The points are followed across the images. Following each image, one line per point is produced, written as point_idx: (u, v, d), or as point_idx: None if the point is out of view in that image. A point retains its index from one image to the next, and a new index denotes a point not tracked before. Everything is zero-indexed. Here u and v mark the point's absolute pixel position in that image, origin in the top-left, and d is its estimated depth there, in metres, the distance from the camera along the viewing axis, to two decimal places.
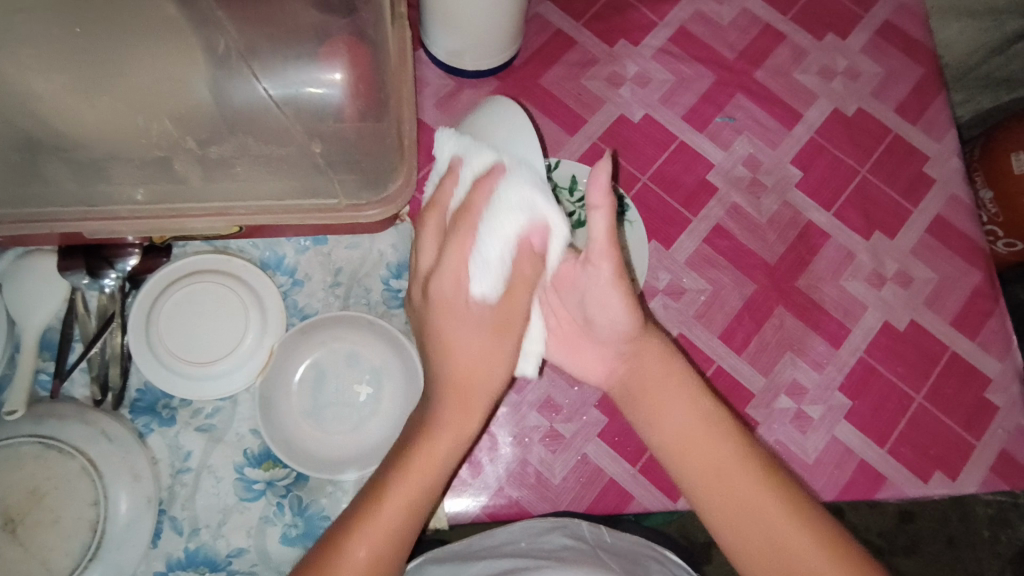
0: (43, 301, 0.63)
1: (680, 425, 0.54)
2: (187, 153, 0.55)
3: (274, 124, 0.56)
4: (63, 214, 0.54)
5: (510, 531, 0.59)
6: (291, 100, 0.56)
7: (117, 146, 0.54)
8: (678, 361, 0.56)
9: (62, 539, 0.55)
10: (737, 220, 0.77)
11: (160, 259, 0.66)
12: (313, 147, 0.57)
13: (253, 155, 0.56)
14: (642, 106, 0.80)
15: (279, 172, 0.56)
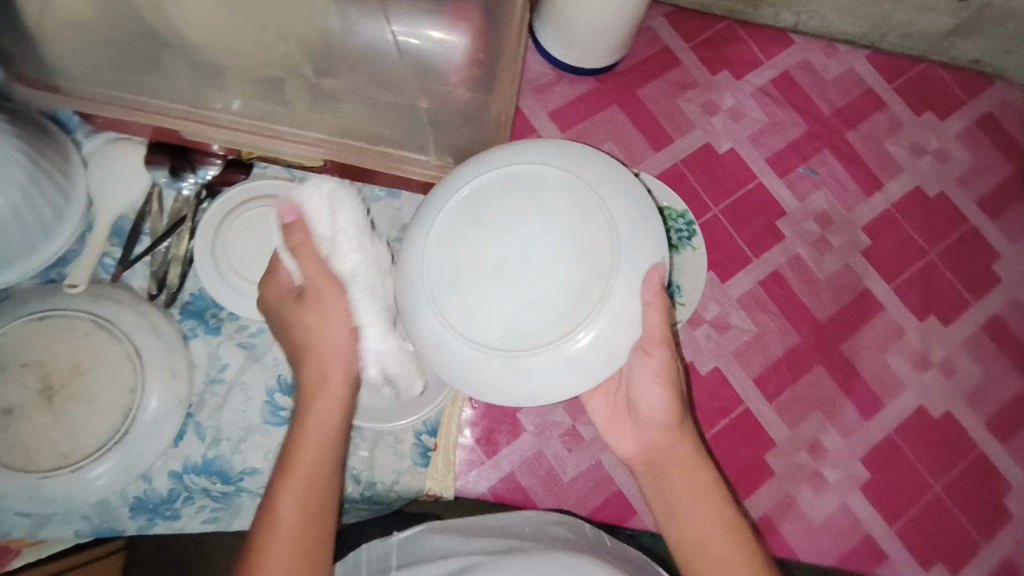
0: (122, 189, 0.65)
1: (704, 532, 0.52)
2: (302, 80, 0.56)
3: (389, 71, 0.57)
4: (166, 108, 0.55)
5: (516, 517, 0.60)
6: (413, 52, 0.57)
7: (236, 58, 0.54)
8: (692, 434, 0.57)
9: (93, 418, 0.57)
10: (797, 271, 0.77)
11: (239, 175, 0.67)
12: (420, 103, 0.58)
13: (363, 96, 0.57)
14: (730, 138, 0.80)
15: (381, 117, 0.57)
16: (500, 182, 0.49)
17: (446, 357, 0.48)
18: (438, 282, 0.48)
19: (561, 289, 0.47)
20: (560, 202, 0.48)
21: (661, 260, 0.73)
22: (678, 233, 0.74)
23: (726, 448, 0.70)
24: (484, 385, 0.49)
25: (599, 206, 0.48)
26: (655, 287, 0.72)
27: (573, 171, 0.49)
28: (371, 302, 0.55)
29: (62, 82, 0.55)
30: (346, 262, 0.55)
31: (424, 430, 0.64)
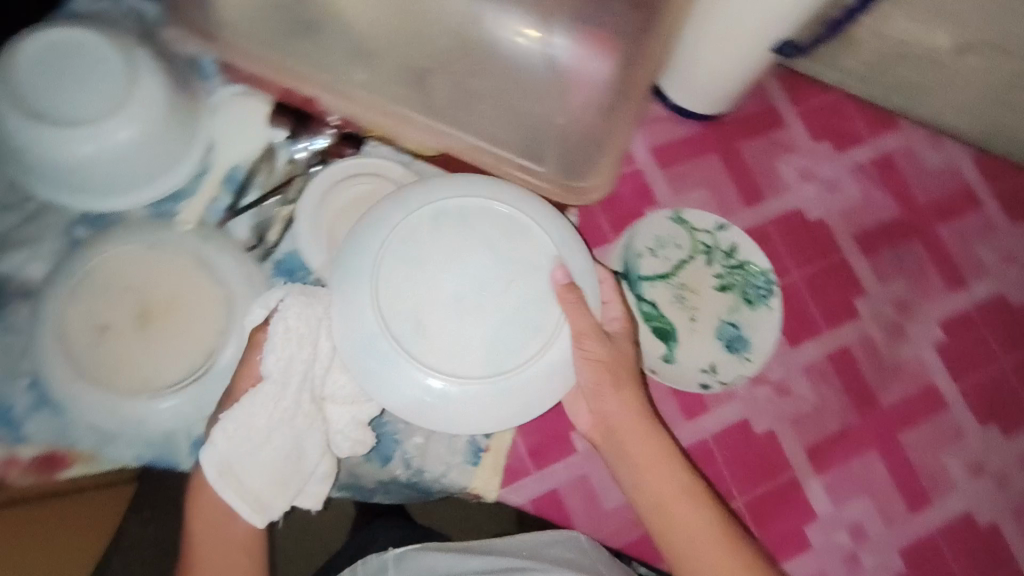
0: (244, 141, 0.67)
1: (665, 495, 0.57)
2: (451, 76, 0.59)
3: (535, 84, 0.60)
4: (302, 74, 0.57)
5: (509, 543, 0.62)
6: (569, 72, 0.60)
7: (394, 44, 0.59)
8: (645, 410, 0.59)
9: (179, 352, 0.59)
10: (866, 351, 0.76)
11: (351, 147, 0.68)
12: (556, 119, 0.59)
13: (505, 101, 0.59)
14: (822, 208, 0.80)
15: (518, 124, 0.59)
16: (426, 222, 0.52)
17: (410, 408, 0.52)
18: (402, 331, 0.50)
19: (518, 320, 0.51)
20: (511, 238, 0.52)
21: (735, 312, 0.74)
22: (757, 290, 0.74)
23: (768, 512, 0.70)
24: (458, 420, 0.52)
25: (534, 226, 0.53)
26: (724, 338, 0.73)
27: (498, 200, 0.53)
28: (249, 431, 0.53)
29: (221, 33, 0.56)
30: (271, 361, 0.53)
31: (479, 430, 0.64)
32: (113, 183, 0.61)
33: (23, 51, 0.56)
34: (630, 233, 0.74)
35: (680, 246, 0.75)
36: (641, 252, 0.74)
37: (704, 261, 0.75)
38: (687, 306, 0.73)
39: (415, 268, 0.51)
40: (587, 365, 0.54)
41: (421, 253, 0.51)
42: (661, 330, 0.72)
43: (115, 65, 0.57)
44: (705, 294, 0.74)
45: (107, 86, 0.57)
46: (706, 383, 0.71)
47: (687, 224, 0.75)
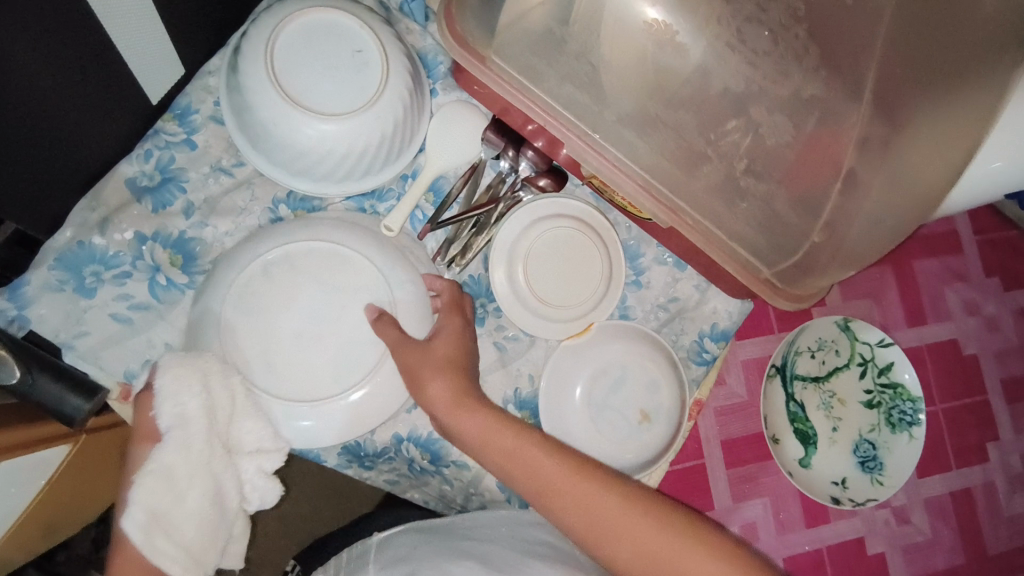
0: (454, 151, 0.65)
1: (602, 521, 0.47)
2: (711, 159, 0.55)
3: (805, 186, 0.54)
4: (558, 115, 0.55)
5: (492, 517, 0.61)
6: (849, 193, 0.52)
7: (671, 117, 0.56)
8: (520, 430, 0.51)
9: None
10: (987, 497, 0.77)
11: (555, 182, 0.68)
12: (812, 233, 0.54)
13: (756, 198, 0.55)
14: (978, 344, 0.79)
15: (758, 225, 0.55)
16: (274, 261, 0.57)
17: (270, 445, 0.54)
18: (261, 366, 0.56)
19: (354, 348, 0.57)
20: (359, 277, 0.58)
21: (875, 432, 0.73)
22: (902, 414, 0.72)
23: None
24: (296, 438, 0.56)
25: (387, 268, 0.59)
26: (860, 454, 0.72)
27: (341, 243, 0.58)
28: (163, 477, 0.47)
29: (486, 52, 0.54)
30: (163, 420, 0.48)
31: None
32: (332, 171, 0.59)
33: (286, 27, 0.55)
34: (797, 331, 0.73)
35: (836, 353, 0.74)
36: (800, 351, 0.74)
37: (856, 373, 0.74)
38: (831, 414, 0.74)
39: (262, 321, 0.56)
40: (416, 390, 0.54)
41: (273, 304, 0.57)
42: (802, 433, 0.72)
43: (371, 58, 0.57)
44: (850, 406, 0.74)
45: (360, 78, 0.56)
46: (836, 496, 0.71)
47: (851, 332, 0.74)
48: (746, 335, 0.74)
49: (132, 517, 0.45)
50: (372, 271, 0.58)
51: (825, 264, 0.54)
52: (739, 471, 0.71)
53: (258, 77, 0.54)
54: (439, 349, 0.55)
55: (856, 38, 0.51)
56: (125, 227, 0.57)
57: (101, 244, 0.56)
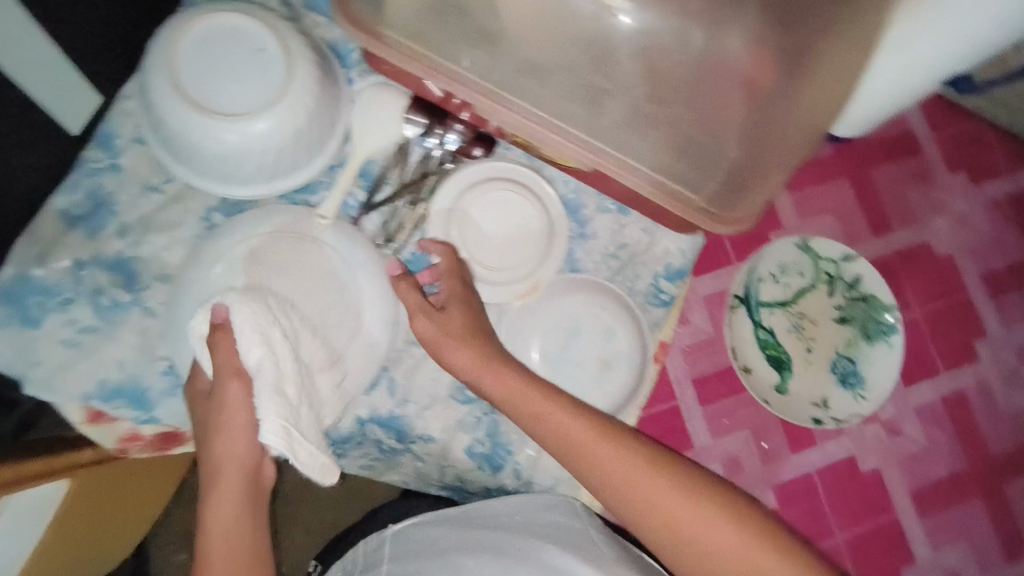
0: (377, 133, 0.65)
1: (572, 436, 0.51)
2: (618, 95, 0.56)
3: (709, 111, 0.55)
4: (463, 78, 0.53)
5: (507, 502, 0.60)
6: (757, 103, 0.53)
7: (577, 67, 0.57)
8: (582, 416, 0.52)
9: None
10: (982, 397, 0.74)
11: (483, 149, 0.67)
12: (727, 152, 0.54)
13: (667, 125, 0.55)
14: (949, 244, 0.77)
15: (674, 150, 0.55)
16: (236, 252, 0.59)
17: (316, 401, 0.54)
18: None
19: None
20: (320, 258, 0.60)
21: (853, 347, 0.72)
22: (878, 326, 0.72)
23: (865, 551, 0.69)
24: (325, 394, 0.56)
25: (347, 247, 0.61)
26: (839, 373, 0.71)
27: (305, 231, 0.61)
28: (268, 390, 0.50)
29: (377, 27, 0.53)
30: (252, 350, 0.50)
31: None
32: (258, 172, 0.60)
33: (182, 39, 0.56)
34: (756, 258, 0.72)
35: (801, 274, 0.73)
36: (763, 278, 0.72)
37: (825, 292, 0.73)
38: (804, 336, 0.72)
39: None
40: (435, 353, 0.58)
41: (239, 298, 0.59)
42: (777, 359, 0.71)
43: (273, 58, 0.57)
44: (823, 325, 0.72)
45: (265, 75, 0.57)
46: (819, 418, 0.69)
47: (813, 251, 0.73)
48: (704, 272, 0.74)
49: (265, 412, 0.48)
50: (332, 258, 0.61)
51: (754, 178, 0.52)
52: (714, 407, 0.70)
53: (163, 92, 0.55)
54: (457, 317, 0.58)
55: None
56: (63, 256, 0.58)
57: (41, 275, 0.58)
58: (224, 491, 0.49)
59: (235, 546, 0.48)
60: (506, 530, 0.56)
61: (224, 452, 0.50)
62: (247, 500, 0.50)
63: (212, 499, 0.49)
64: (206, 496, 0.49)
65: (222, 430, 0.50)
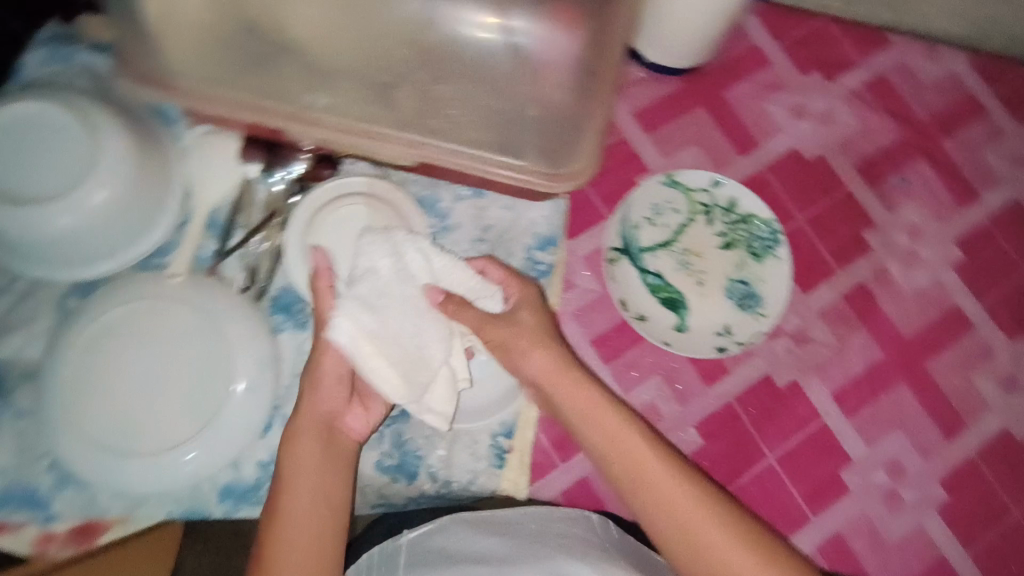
0: (217, 181, 0.65)
1: (557, 381, 0.57)
2: (411, 84, 0.55)
3: (499, 80, 0.56)
4: (270, 108, 0.53)
5: (524, 512, 0.61)
6: (534, 57, 0.57)
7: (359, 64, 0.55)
8: (597, 395, 0.56)
9: (175, 415, 0.58)
10: (882, 285, 0.74)
11: (326, 171, 0.67)
12: (527, 111, 0.56)
13: (470, 103, 0.55)
14: (819, 144, 0.77)
15: (483, 124, 0.55)
16: (93, 332, 0.58)
17: (416, 357, 0.56)
18: (111, 438, 0.57)
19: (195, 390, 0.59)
20: (183, 318, 0.60)
21: (743, 269, 0.72)
22: (762, 242, 0.72)
23: (801, 463, 0.69)
24: (433, 343, 0.57)
25: (206, 298, 0.61)
26: (735, 297, 0.71)
27: (156, 295, 0.59)
28: (393, 335, 0.55)
29: (179, 83, 0.53)
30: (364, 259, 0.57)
31: (501, 432, 0.66)
32: (99, 247, 0.60)
33: None
34: (626, 205, 0.71)
35: (677, 211, 0.72)
36: (638, 223, 0.72)
37: (705, 221, 0.73)
38: (693, 270, 0.71)
39: (97, 396, 0.57)
40: (517, 368, 0.59)
41: (103, 378, 0.58)
42: (670, 299, 0.70)
43: (71, 129, 0.56)
44: (709, 255, 0.72)
45: (70, 151, 0.56)
46: (723, 346, 0.69)
47: (681, 185, 0.73)
48: (580, 233, 0.71)
49: (339, 326, 0.53)
50: (193, 312, 0.60)
51: (570, 127, 0.55)
52: (619, 362, 0.70)
53: None
54: (529, 321, 0.59)
55: None
56: None
57: None
58: (302, 446, 0.55)
59: (301, 504, 0.53)
60: (522, 540, 0.57)
61: (309, 408, 0.56)
62: (327, 447, 0.56)
63: (295, 442, 0.55)
64: (284, 454, 0.55)
65: (316, 386, 0.56)
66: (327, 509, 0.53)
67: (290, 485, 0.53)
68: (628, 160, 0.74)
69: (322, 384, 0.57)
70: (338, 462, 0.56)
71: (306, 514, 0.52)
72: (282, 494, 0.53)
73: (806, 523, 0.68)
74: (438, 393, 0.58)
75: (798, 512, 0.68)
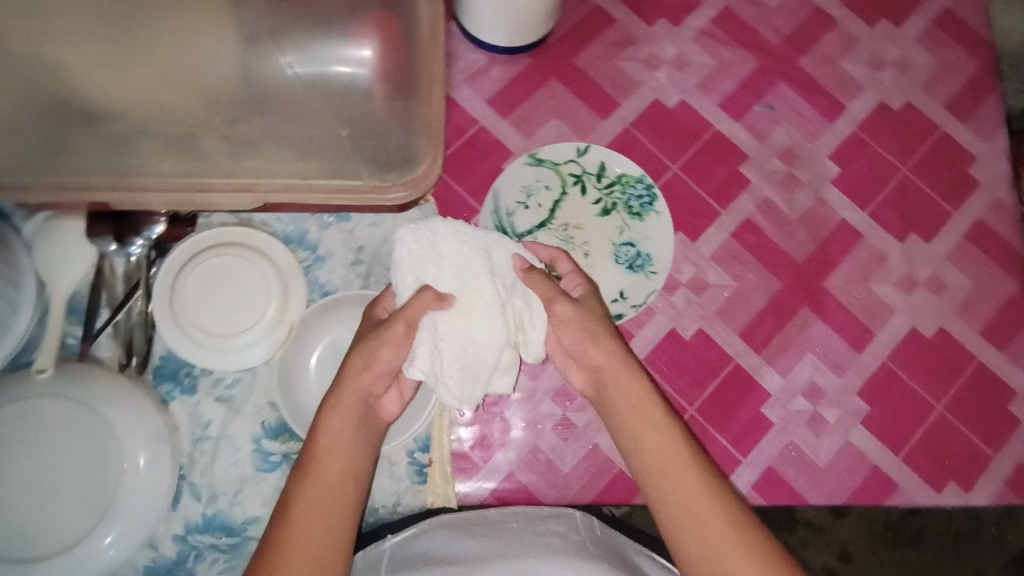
0: (69, 265, 0.62)
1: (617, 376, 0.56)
2: (215, 132, 0.53)
3: (299, 108, 0.55)
4: (86, 184, 0.51)
5: (503, 513, 0.61)
6: (318, 79, 0.55)
7: (148, 121, 0.52)
8: (645, 382, 0.55)
9: (75, 509, 0.57)
10: (768, 215, 0.74)
11: (185, 230, 0.66)
12: (340, 131, 0.55)
13: (281, 137, 0.54)
14: (678, 90, 0.77)
15: (305, 153, 0.54)
16: None
17: (467, 350, 0.56)
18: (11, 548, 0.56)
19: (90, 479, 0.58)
20: (63, 411, 0.58)
21: (626, 231, 0.71)
22: (639, 200, 0.72)
23: (722, 408, 0.70)
24: (483, 338, 0.56)
25: (81, 386, 0.59)
26: (624, 260, 0.71)
27: (28, 396, 0.58)
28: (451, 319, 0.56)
29: None
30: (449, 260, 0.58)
31: (416, 448, 0.66)
32: None
33: None
34: (494, 194, 0.71)
35: (549, 188, 0.72)
36: (512, 209, 0.71)
37: (578, 192, 0.72)
38: (577, 243, 0.71)
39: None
40: (579, 354, 0.58)
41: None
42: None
43: None
44: (590, 224, 0.72)
45: None
46: (621, 312, 0.70)
47: (547, 162, 0.72)
48: None
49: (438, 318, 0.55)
50: (71, 403, 0.59)
51: (397, 132, 0.55)
52: None
53: None
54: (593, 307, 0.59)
55: None
56: None
57: None
58: (342, 416, 0.54)
59: (333, 469, 0.52)
60: (503, 541, 0.56)
61: (354, 379, 0.55)
62: (361, 423, 0.55)
63: (340, 402, 0.54)
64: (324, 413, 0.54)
65: (369, 365, 0.54)
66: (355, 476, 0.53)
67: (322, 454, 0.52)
68: (491, 149, 0.73)
69: (377, 360, 0.55)
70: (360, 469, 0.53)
71: (336, 480, 0.52)
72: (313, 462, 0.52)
73: (737, 465, 0.68)
74: (471, 389, 0.56)
75: (728, 457, 0.69)
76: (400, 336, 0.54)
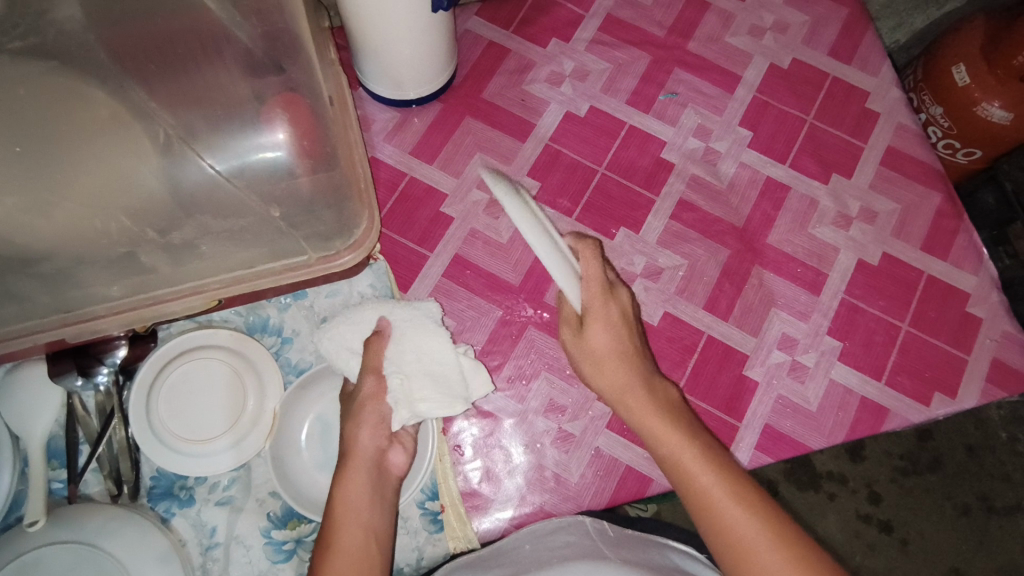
0: (39, 411, 0.62)
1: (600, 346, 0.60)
2: (151, 244, 0.55)
3: (228, 199, 0.56)
4: (41, 324, 0.55)
5: (519, 536, 0.60)
6: (239, 171, 0.56)
7: (82, 250, 0.53)
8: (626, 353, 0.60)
9: None
10: (699, 190, 0.78)
11: (148, 345, 0.66)
12: (272, 212, 0.57)
13: (216, 233, 0.56)
14: (586, 98, 0.81)
15: (243, 243, 0.57)
16: None
17: (427, 362, 0.61)
18: None
19: None
20: (61, 558, 0.56)
21: None
22: None
23: (706, 380, 0.71)
24: (433, 347, 0.62)
25: (76, 527, 0.57)
26: None
27: (20, 552, 0.55)
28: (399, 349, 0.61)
29: None
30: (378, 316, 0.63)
31: (425, 497, 0.66)
32: None
33: None
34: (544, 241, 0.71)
35: None
36: None
37: None
38: None
39: None
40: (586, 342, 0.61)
41: None
42: None
43: None
44: None
45: None
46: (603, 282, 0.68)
47: None
48: (411, 283, 0.73)
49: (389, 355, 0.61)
50: (69, 546, 0.56)
51: (328, 203, 0.59)
52: (502, 375, 0.70)
53: None
54: (605, 346, 0.59)
55: (149, 43, 0.54)
56: None
57: None
58: (358, 478, 0.56)
59: (355, 537, 0.54)
60: (515, 567, 0.55)
61: (357, 445, 0.58)
62: (378, 486, 0.57)
63: (351, 476, 0.56)
64: (339, 486, 0.56)
65: (361, 422, 0.59)
66: (376, 543, 0.55)
67: (343, 526, 0.54)
68: (425, 196, 0.76)
69: (366, 418, 0.59)
70: (365, 535, 0.54)
71: (358, 551, 0.53)
72: (338, 533, 0.54)
73: (735, 430, 0.70)
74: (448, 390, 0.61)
75: (724, 425, 0.70)
76: (372, 388, 0.59)
